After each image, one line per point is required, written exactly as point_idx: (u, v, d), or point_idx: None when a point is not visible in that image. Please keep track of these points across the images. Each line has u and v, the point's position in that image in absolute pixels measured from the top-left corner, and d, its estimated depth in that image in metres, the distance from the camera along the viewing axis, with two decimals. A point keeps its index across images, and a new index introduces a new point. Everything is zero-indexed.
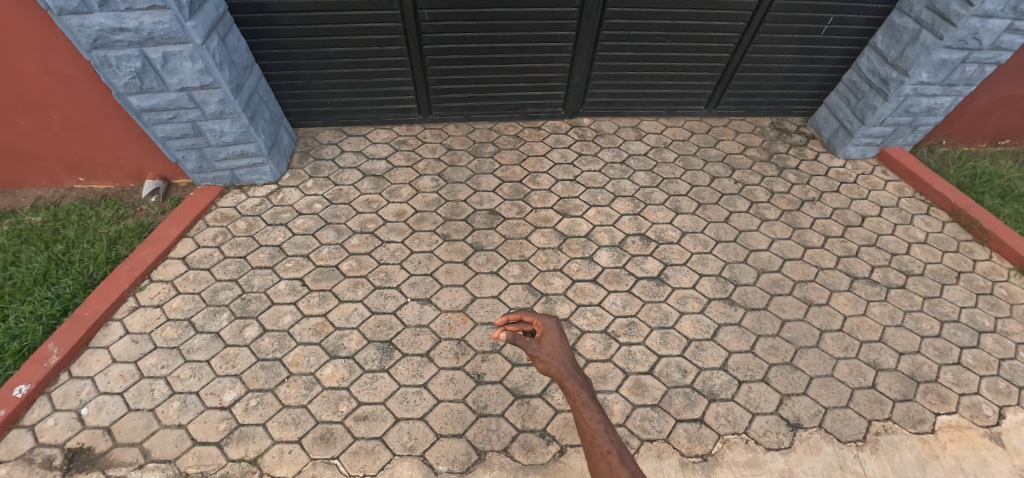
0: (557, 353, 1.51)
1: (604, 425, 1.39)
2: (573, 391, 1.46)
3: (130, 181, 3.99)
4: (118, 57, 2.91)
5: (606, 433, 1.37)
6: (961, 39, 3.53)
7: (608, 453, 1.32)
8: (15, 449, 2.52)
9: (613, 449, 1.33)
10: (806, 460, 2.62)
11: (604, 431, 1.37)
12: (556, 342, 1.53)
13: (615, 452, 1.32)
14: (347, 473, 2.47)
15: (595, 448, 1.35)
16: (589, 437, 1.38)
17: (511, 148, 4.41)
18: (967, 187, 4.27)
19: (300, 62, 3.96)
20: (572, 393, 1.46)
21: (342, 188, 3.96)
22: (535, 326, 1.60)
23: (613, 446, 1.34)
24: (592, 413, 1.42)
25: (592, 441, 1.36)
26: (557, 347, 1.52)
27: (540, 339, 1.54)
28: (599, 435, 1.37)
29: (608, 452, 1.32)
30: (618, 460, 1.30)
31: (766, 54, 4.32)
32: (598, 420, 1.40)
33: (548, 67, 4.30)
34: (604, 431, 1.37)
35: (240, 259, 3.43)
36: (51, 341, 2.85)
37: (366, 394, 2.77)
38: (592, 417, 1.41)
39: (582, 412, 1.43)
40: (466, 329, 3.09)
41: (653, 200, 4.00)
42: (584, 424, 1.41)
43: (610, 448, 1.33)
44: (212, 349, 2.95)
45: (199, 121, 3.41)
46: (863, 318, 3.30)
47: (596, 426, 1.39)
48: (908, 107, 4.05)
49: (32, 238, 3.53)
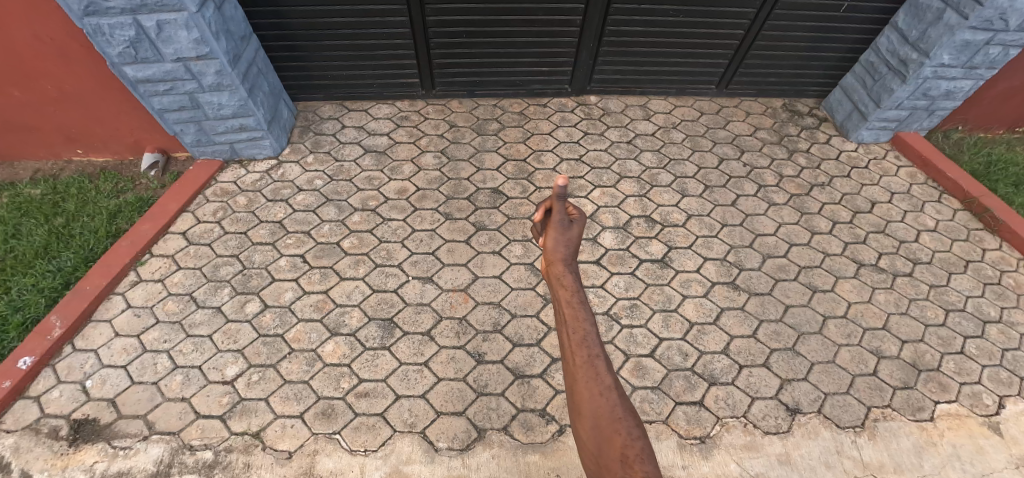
0: (564, 243, 1.35)
1: (594, 328, 1.17)
2: (568, 286, 1.25)
3: (129, 154, 3.94)
4: (111, 25, 2.82)
5: (596, 337, 1.15)
6: (986, 19, 3.40)
7: (595, 358, 1.11)
8: (22, 419, 2.55)
9: (600, 354, 1.12)
10: (804, 444, 2.63)
11: (594, 336, 1.15)
12: (574, 233, 1.37)
13: (602, 358, 1.12)
14: (349, 448, 2.50)
15: (581, 351, 1.12)
16: (578, 339, 1.14)
17: (515, 126, 4.32)
18: (981, 174, 4.17)
19: (300, 33, 3.84)
20: (568, 288, 1.25)
21: (343, 164, 3.90)
22: (546, 220, 1.43)
23: (600, 352, 1.13)
24: (587, 314, 1.19)
25: (580, 343, 1.14)
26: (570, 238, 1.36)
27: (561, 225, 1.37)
28: (588, 338, 1.15)
29: (596, 356, 1.11)
30: (604, 366, 1.11)
31: (782, 32, 4.17)
32: (590, 322, 1.17)
33: (555, 41, 4.17)
34: (594, 335, 1.15)
35: (240, 235, 3.41)
36: (54, 314, 2.86)
37: (367, 371, 2.78)
38: (585, 319, 1.18)
39: (574, 310, 1.20)
40: (467, 308, 3.08)
41: (659, 182, 3.93)
42: (573, 323, 1.17)
43: (597, 354, 1.12)
44: (214, 324, 2.96)
45: (196, 93, 3.33)
46: (868, 305, 3.27)
47: (586, 327, 1.16)
48: (926, 91, 3.93)
49: (32, 210, 3.51)
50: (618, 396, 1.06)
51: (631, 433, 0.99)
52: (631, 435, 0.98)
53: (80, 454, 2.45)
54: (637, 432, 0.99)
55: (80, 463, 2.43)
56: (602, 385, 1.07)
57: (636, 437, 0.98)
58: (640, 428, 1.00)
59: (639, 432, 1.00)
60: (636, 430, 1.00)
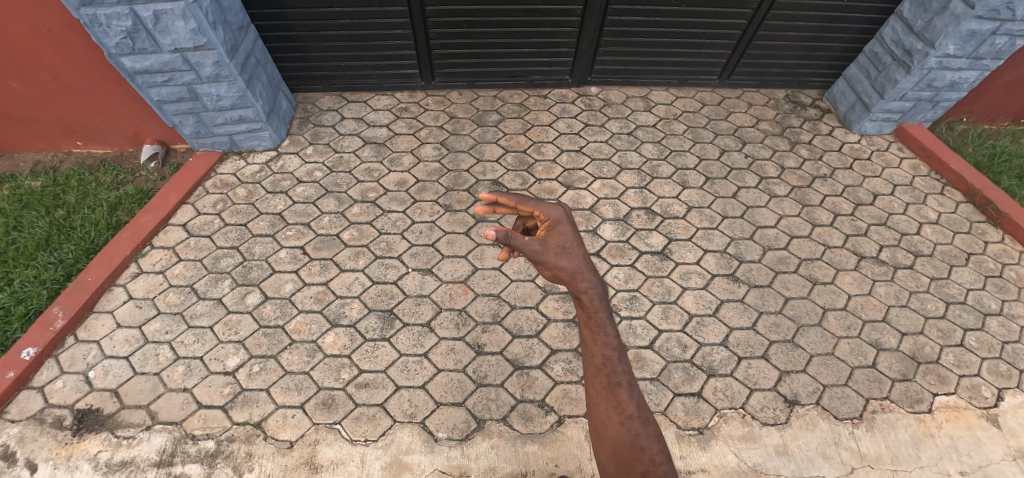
0: (566, 254, 1.18)
1: (617, 350, 1.14)
2: (586, 306, 1.15)
3: (129, 146, 3.93)
4: (108, 16, 2.81)
5: (619, 361, 1.13)
6: (993, 8, 3.36)
7: (617, 385, 1.11)
8: (27, 409, 2.58)
9: (624, 379, 1.11)
10: (802, 435, 2.64)
11: (617, 359, 1.13)
12: (568, 238, 1.21)
13: (626, 383, 1.11)
14: (349, 438, 2.52)
15: (601, 375, 1.12)
16: (598, 363, 1.12)
17: (515, 117, 4.30)
18: (984, 166, 4.14)
19: (298, 23, 3.82)
20: (585, 308, 1.15)
21: (342, 156, 3.89)
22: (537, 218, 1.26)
23: (624, 376, 1.12)
24: (607, 336, 1.14)
25: (600, 367, 1.12)
26: (561, 244, 1.20)
27: (544, 237, 1.21)
28: (609, 362, 1.13)
29: (619, 383, 1.11)
30: (628, 391, 1.10)
31: (785, 22, 4.12)
32: (612, 344, 1.13)
33: (555, 31, 4.12)
34: (616, 358, 1.13)
35: (240, 227, 3.41)
36: (56, 305, 2.88)
37: (367, 362, 2.80)
38: (605, 341, 1.13)
39: (592, 332, 1.14)
40: (466, 300, 3.08)
41: (660, 174, 3.91)
42: (592, 345, 1.14)
43: (621, 379, 1.12)
44: (215, 315, 2.98)
45: (195, 84, 3.32)
46: (868, 297, 3.27)
47: (607, 351, 1.13)
48: (931, 81, 3.88)
49: (33, 202, 3.51)
50: (642, 422, 1.08)
51: (654, 458, 1.01)
52: (654, 461, 1.01)
53: (84, 444, 2.48)
54: (661, 457, 1.02)
55: (85, 452, 2.46)
56: (623, 413, 1.08)
57: (660, 462, 1.01)
58: (664, 453, 1.03)
59: (663, 457, 1.02)
60: (660, 455, 1.02)
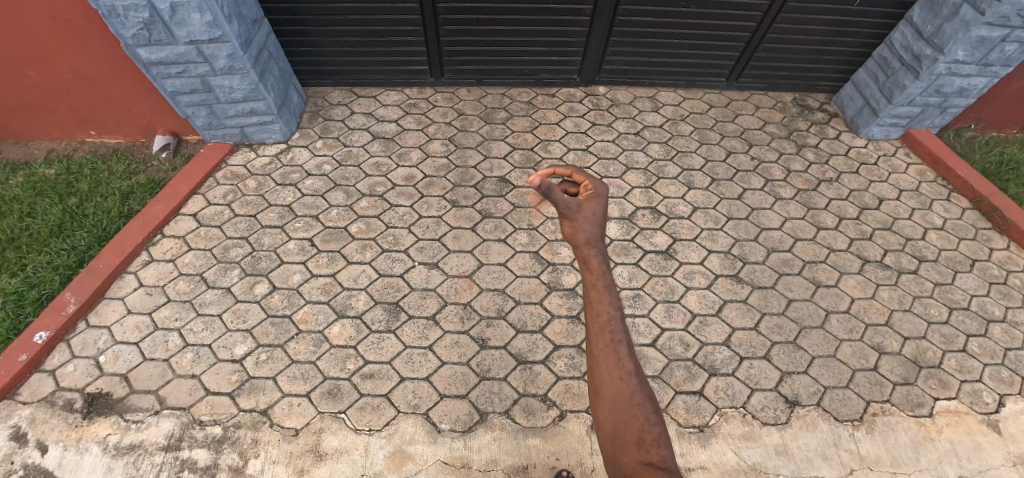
0: (592, 219, 1.21)
1: (619, 312, 1.13)
2: (594, 269, 1.16)
3: (141, 137, 3.99)
4: (125, 7, 2.86)
5: (621, 322, 1.11)
6: (1003, 15, 3.36)
7: (618, 343, 1.09)
8: (38, 391, 2.64)
9: (624, 338, 1.10)
10: (802, 436, 2.66)
11: (619, 320, 1.11)
12: (597, 208, 1.24)
13: (625, 342, 1.10)
14: (354, 427, 2.56)
15: (604, 335, 1.09)
16: (601, 322, 1.11)
17: (523, 115, 4.32)
18: (991, 173, 4.14)
19: (310, 17, 3.86)
20: (593, 270, 1.16)
21: (352, 150, 3.93)
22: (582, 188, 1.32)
23: (623, 337, 1.10)
24: (612, 297, 1.13)
25: (604, 326, 1.10)
26: (594, 213, 1.22)
27: (582, 201, 1.24)
28: (611, 322, 1.11)
29: (618, 342, 1.09)
30: (627, 352, 1.09)
31: (794, 25, 4.13)
32: (616, 306, 1.12)
33: (565, 30, 4.14)
34: (618, 319, 1.11)
35: (250, 218, 3.46)
36: (69, 291, 2.93)
37: (373, 353, 2.84)
38: (609, 302, 1.12)
39: (597, 291, 1.14)
40: (472, 294, 3.12)
41: (665, 174, 3.94)
42: (596, 305, 1.13)
43: (620, 338, 1.10)
44: (224, 304, 3.02)
45: (208, 76, 3.37)
46: (872, 301, 3.28)
47: (611, 312, 1.11)
48: (939, 87, 3.88)
49: (46, 190, 3.57)
50: (637, 383, 1.07)
51: (648, 419, 1.02)
52: (649, 421, 1.01)
53: (93, 427, 2.53)
54: (655, 418, 1.03)
55: (94, 435, 2.50)
56: (622, 371, 1.07)
57: (653, 423, 1.01)
58: (657, 414, 1.03)
59: (656, 418, 1.03)
60: (654, 417, 1.03)
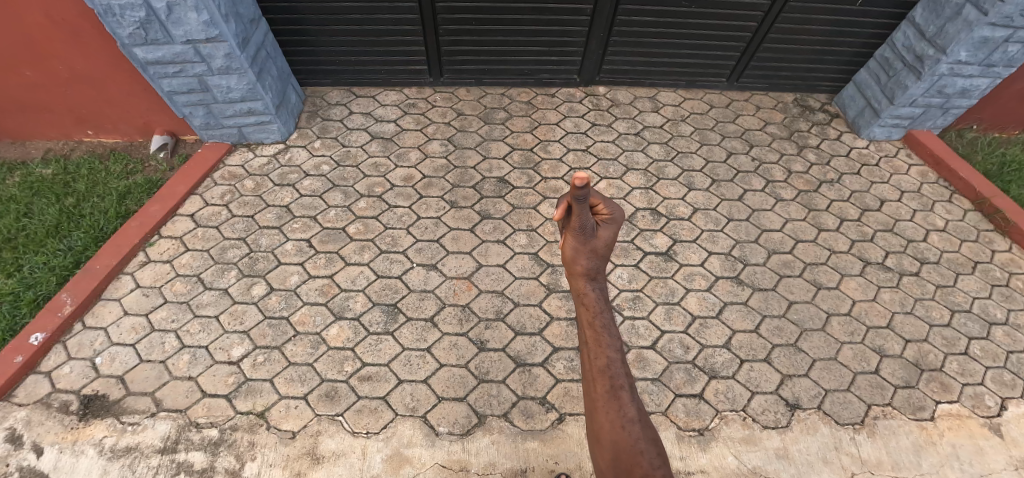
0: (594, 253, 1.14)
1: (619, 353, 1.11)
2: (592, 307, 1.14)
3: (138, 136, 3.97)
4: (121, 6, 2.84)
5: (620, 364, 1.09)
6: (1006, 15, 3.33)
7: (620, 387, 1.06)
8: (34, 393, 2.62)
9: (625, 383, 1.07)
10: (802, 439, 2.64)
11: (619, 362, 1.09)
12: (608, 237, 1.16)
13: (627, 387, 1.07)
14: (351, 429, 2.54)
15: (604, 379, 1.07)
16: (600, 365, 1.09)
17: (523, 115, 4.30)
18: (993, 175, 4.12)
19: (308, 17, 3.84)
20: (590, 309, 1.14)
21: (350, 150, 3.92)
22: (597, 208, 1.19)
23: (625, 380, 1.08)
24: (611, 337, 1.11)
25: (603, 369, 1.08)
26: (601, 243, 1.15)
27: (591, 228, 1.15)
28: (611, 364, 1.09)
29: (620, 386, 1.06)
30: (629, 395, 1.06)
31: (796, 25, 4.11)
32: (615, 347, 1.10)
33: (565, 30, 4.12)
34: (618, 361, 1.09)
35: (247, 218, 3.44)
36: (64, 292, 2.91)
37: (370, 355, 2.82)
38: (608, 343, 1.10)
39: (595, 332, 1.12)
40: (470, 296, 3.10)
41: (665, 174, 3.91)
42: (594, 346, 1.11)
43: (622, 382, 1.07)
44: (221, 305, 3.00)
45: (205, 76, 3.35)
46: (873, 303, 3.25)
47: (610, 354, 1.09)
48: (941, 88, 3.86)
49: (43, 190, 3.55)
50: (641, 427, 1.03)
51: (651, 463, 0.98)
52: (651, 465, 0.97)
53: (89, 429, 2.51)
54: (658, 461, 0.99)
55: (90, 437, 2.49)
56: (625, 417, 1.03)
57: (656, 467, 0.97)
58: (661, 458, 0.99)
59: (659, 461, 0.99)
60: (657, 460, 0.99)
